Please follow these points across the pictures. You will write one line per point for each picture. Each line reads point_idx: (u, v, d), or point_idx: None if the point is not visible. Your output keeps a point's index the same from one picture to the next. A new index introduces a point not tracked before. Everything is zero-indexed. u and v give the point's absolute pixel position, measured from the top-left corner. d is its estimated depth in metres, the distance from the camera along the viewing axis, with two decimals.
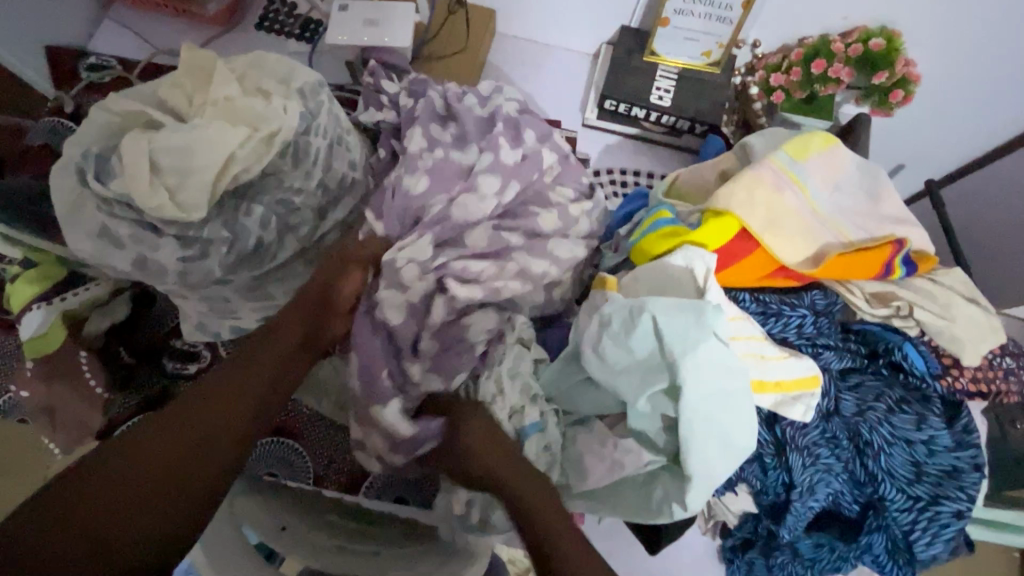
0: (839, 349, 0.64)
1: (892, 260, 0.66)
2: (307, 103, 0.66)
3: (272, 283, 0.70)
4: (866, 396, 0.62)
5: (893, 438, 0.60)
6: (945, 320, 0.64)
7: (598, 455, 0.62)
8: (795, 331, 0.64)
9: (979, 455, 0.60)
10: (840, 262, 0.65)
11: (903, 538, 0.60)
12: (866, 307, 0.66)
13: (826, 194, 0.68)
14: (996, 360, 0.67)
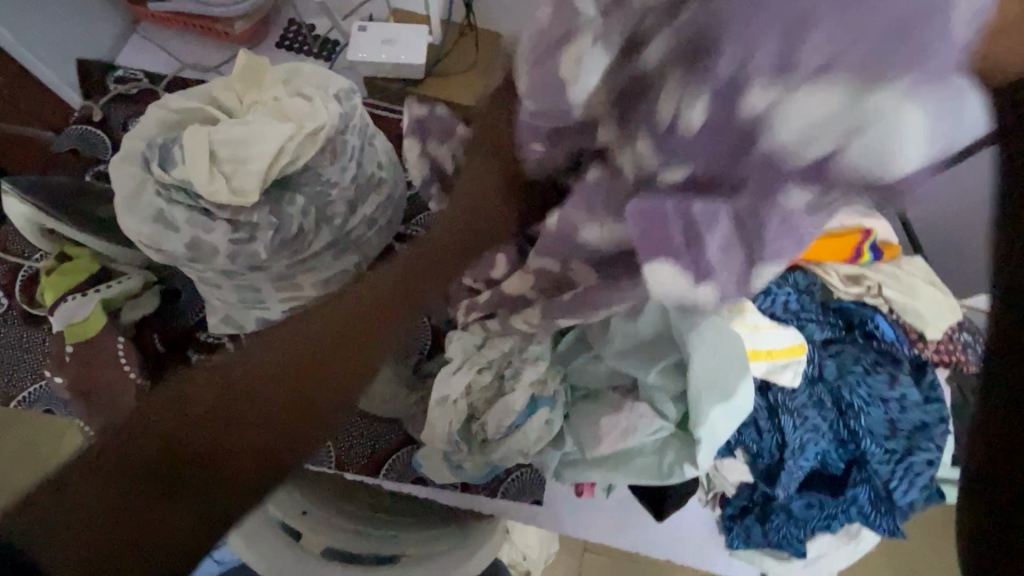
0: (820, 321, 0.72)
1: (861, 246, 0.73)
2: (342, 106, 0.72)
3: (302, 275, 0.76)
4: (846, 361, 0.69)
5: (871, 398, 0.67)
6: (910, 299, 0.73)
7: (612, 420, 0.68)
8: (783, 306, 0.70)
9: (944, 409, 0.68)
10: (822, 242, 0.70)
11: (885, 490, 0.66)
12: (842, 287, 0.73)
13: None
14: (955, 334, 0.76)
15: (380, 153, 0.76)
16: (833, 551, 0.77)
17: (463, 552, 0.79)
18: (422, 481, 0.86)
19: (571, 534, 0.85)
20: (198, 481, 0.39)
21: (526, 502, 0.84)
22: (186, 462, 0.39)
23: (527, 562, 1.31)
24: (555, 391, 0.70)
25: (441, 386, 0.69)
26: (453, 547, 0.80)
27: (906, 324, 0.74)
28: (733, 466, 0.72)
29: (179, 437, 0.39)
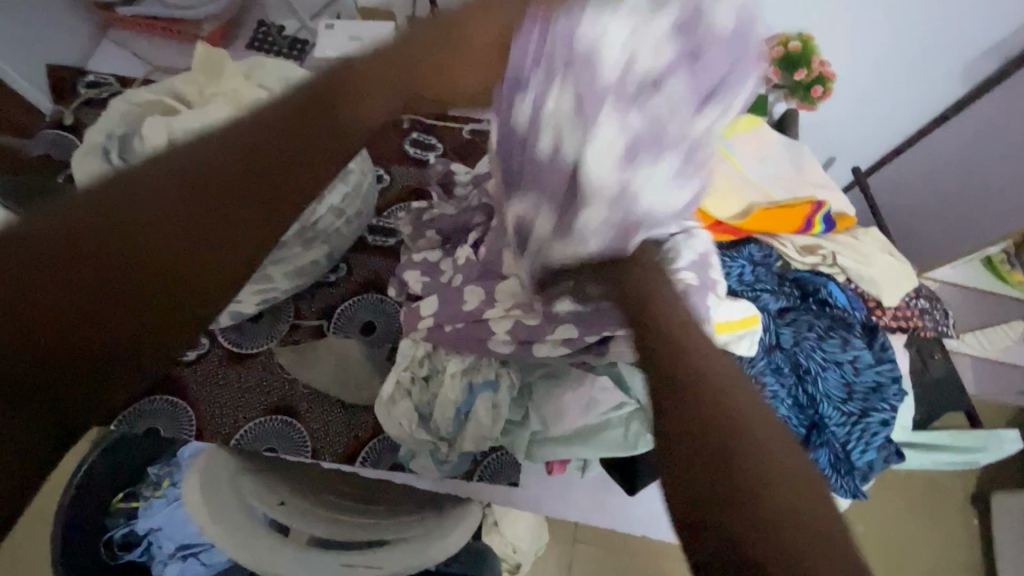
0: (776, 292, 0.74)
1: (812, 217, 0.76)
2: None
3: (270, 267, 0.81)
4: (801, 328, 0.72)
5: (826, 362, 0.69)
6: (864, 265, 0.76)
7: (576, 395, 0.74)
8: (737, 278, 0.74)
9: (897, 370, 0.70)
10: (764, 215, 0.74)
11: (844, 453, 0.67)
12: (797, 256, 0.77)
13: (753, 164, 0.79)
14: (911, 302, 0.78)
15: None
16: None
17: (439, 535, 0.78)
18: (398, 467, 0.85)
19: (550, 515, 0.85)
20: (185, 293, 0.40)
21: (502, 484, 0.85)
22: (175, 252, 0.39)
23: (517, 555, 1.31)
24: (499, 372, 0.74)
25: (384, 391, 0.77)
26: (429, 531, 0.80)
27: (865, 293, 0.77)
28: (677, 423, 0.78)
29: (138, 226, 0.38)
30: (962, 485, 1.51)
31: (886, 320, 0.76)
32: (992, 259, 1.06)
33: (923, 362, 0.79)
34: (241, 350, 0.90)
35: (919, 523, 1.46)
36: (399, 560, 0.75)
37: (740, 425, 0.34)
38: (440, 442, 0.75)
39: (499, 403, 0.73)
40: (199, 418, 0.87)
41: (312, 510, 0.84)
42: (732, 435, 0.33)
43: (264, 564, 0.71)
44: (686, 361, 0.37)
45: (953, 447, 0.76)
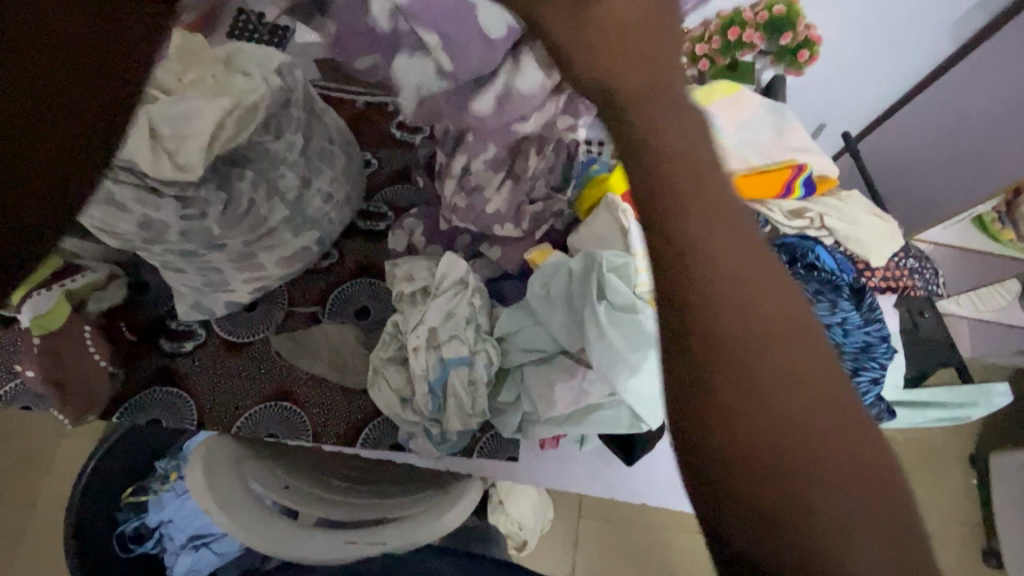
0: None
1: (792, 181, 0.78)
2: (284, 80, 0.74)
3: (260, 252, 0.80)
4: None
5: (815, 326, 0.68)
6: (852, 225, 0.76)
7: (567, 385, 0.74)
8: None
9: (886, 329, 0.70)
10: (743, 182, 0.76)
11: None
12: (785, 221, 0.77)
13: (731, 131, 0.79)
14: (900, 262, 0.79)
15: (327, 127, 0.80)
16: None
17: (441, 510, 0.80)
18: (398, 447, 0.86)
19: (549, 487, 0.87)
20: None
21: (501, 458, 0.86)
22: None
23: (524, 532, 1.32)
24: (490, 353, 0.76)
25: (379, 373, 0.81)
26: (432, 506, 0.82)
27: (854, 255, 0.78)
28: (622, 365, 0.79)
29: None
30: (957, 444, 1.54)
31: (875, 282, 0.77)
32: (983, 218, 1.05)
33: (914, 321, 0.80)
34: (235, 338, 0.91)
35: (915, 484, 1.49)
36: (404, 535, 0.77)
37: (779, 414, 0.31)
38: (433, 423, 0.78)
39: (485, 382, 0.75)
40: (199, 407, 0.87)
41: (316, 495, 0.86)
42: (780, 472, 0.31)
43: (274, 543, 0.73)
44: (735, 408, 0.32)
45: (949, 403, 0.77)
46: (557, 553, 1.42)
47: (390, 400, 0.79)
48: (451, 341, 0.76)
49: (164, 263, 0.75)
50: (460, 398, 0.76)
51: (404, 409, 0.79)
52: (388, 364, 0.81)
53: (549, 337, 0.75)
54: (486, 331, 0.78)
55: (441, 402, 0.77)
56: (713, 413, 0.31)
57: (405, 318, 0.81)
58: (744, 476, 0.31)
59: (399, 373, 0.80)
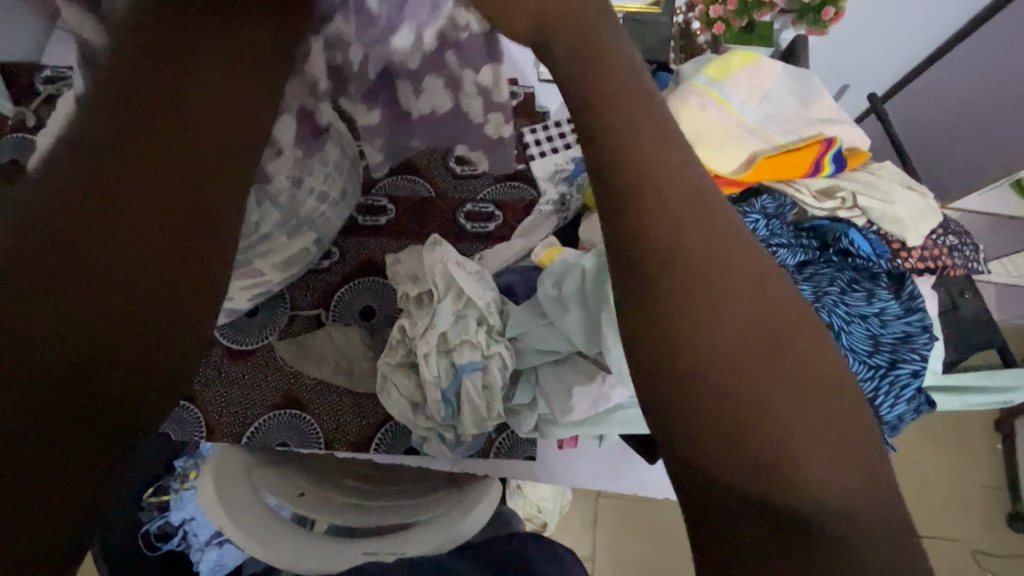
0: (792, 246, 0.69)
1: (822, 158, 0.72)
2: None
3: (258, 258, 0.77)
4: (822, 282, 0.68)
5: (851, 316, 0.65)
6: (887, 203, 0.71)
7: (585, 390, 0.70)
8: (751, 234, 0.68)
9: (927, 318, 0.67)
10: (769, 163, 0.70)
11: (871, 407, 0.64)
12: (815, 204, 0.71)
13: (750, 106, 0.74)
14: (939, 239, 0.74)
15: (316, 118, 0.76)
16: None
17: (458, 517, 0.77)
18: (413, 452, 0.84)
19: (571, 485, 0.84)
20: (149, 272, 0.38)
21: (519, 458, 0.84)
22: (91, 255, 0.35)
23: (543, 515, 1.32)
24: (498, 355, 0.73)
25: (386, 379, 0.77)
26: (449, 512, 0.80)
27: (888, 236, 0.72)
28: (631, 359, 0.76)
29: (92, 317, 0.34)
30: (982, 411, 1.51)
31: (912, 264, 0.71)
32: None
33: (953, 301, 0.76)
34: (240, 346, 0.88)
35: (939, 452, 1.47)
36: (423, 540, 0.76)
37: (750, 368, 0.32)
38: (446, 431, 0.76)
39: (491, 384, 0.72)
40: (208, 418, 0.85)
41: (330, 499, 0.84)
42: (774, 451, 0.30)
43: (289, 558, 0.72)
44: (749, 414, 0.31)
45: (992, 385, 0.73)
46: (576, 534, 1.41)
47: (397, 404, 0.77)
48: (462, 347, 0.73)
49: None
50: (472, 405, 0.73)
51: (417, 417, 0.77)
52: (396, 371, 0.77)
53: (559, 334, 0.72)
54: (498, 331, 0.75)
55: (454, 409, 0.74)
56: (709, 401, 0.32)
57: (412, 322, 0.77)
58: (715, 441, 0.31)
59: (407, 379, 0.77)
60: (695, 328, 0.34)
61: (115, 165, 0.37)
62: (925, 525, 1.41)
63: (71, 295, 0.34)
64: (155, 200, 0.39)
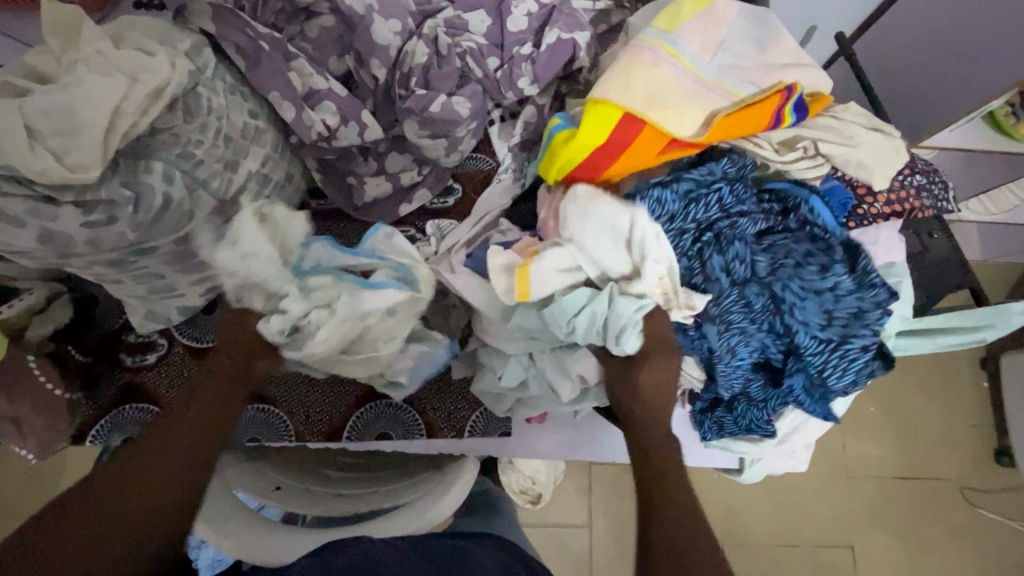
0: (755, 213, 0.66)
1: (782, 109, 0.68)
2: (193, 62, 0.66)
3: (201, 251, 0.73)
4: (778, 255, 0.66)
5: (803, 292, 0.65)
6: (849, 147, 0.69)
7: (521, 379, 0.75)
8: (715, 207, 0.65)
9: (883, 293, 0.64)
10: (728, 121, 0.67)
11: (819, 377, 0.66)
12: (777, 157, 0.70)
13: (706, 58, 0.70)
14: (906, 180, 0.71)
15: (248, 100, 0.72)
16: (802, 424, 0.76)
17: (438, 496, 0.78)
18: (386, 437, 0.83)
19: (550, 457, 0.84)
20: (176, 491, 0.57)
21: (496, 434, 0.83)
22: (139, 505, 0.54)
23: (538, 487, 1.32)
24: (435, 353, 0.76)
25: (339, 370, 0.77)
26: (431, 490, 0.80)
27: (854, 180, 0.71)
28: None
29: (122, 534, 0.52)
30: (969, 350, 1.50)
31: (879, 210, 0.71)
32: (993, 113, 0.96)
33: (922, 243, 0.74)
34: (199, 344, 0.84)
35: (927, 395, 1.48)
36: (395, 525, 0.75)
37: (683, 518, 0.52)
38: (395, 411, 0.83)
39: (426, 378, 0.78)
40: None
41: (308, 489, 0.83)
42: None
43: (276, 553, 0.72)
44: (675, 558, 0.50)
45: (959, 327, 0.71)
46: (573, 501, 1.42)
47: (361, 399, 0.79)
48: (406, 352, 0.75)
49: (96, 278, 0.69)
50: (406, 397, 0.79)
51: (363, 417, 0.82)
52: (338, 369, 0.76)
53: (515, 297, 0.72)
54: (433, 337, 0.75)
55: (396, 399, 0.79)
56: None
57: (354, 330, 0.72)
58: None
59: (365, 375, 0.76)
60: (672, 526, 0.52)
61: (133, 498, 0.54)
62: (916, 467, 1.43)
63: (108, 518, 0.52)
64: (153, 479, 0.56)
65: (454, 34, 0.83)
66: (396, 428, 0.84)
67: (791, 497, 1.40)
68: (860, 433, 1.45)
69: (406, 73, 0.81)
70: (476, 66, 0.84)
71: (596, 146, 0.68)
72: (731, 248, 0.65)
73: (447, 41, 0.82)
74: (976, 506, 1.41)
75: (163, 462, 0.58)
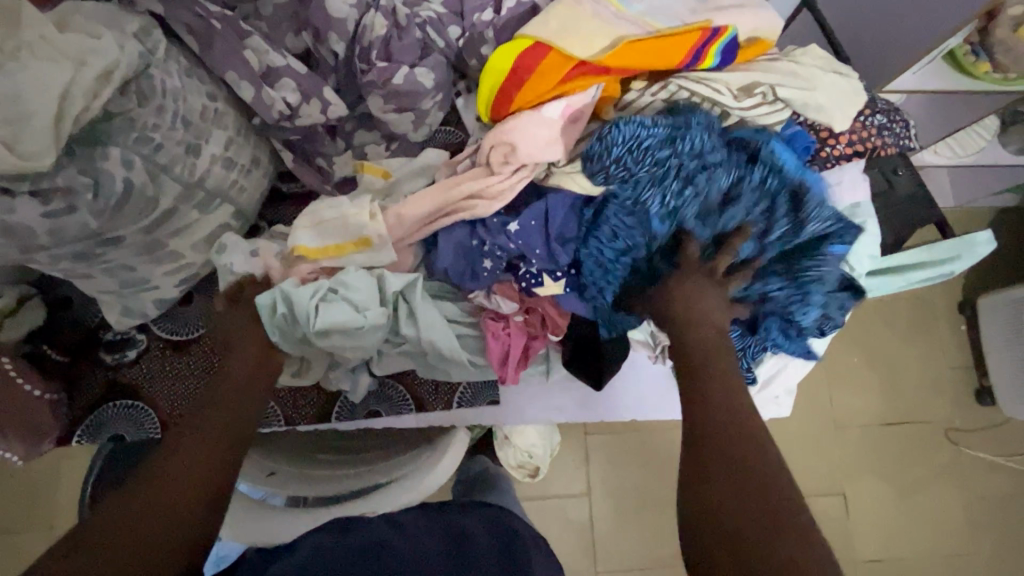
0: (726, 161, 0.67)
1: (698, 45, 0.71)
2: (143, 43, 0.65)
3: (170, 239, 0.72)
4: (749, 202, 0.66)
5: (772, 237, 0.66)
6: (801, 88, 0.70)
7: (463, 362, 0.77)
8: (692, 149, 0.66)
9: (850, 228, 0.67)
10: (631, 50, 0.71)
11: (788, 319, 0.68)
12: (735, 104, 0.71)
13: (635, 0, 0.75)
14: (867, 119, 0.73)
15: (204, 83, 0.71)
16: (782, 367, 0.77)
17: (429, 469, 0.79)
18: (375, 414, 0.83)
19: (538, 420, 0.85)
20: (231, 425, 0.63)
21: (483, 403, 0.83)
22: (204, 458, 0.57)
23: (535, 459, 1.28)
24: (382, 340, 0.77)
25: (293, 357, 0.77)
26: (423, 462, 0.81)
27: (814, 122, 0.72)
28: (552, 291, 0.73)
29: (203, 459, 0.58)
30: (947, 296, 1.53)
31: (840, 150, 0.73)
32: (954, 53, 0.97)
33: (887, 181, 0.76)
34: (178, 336, 0.83)
35: (908, 342, 1.51)
36: (391, 499, 0.76)
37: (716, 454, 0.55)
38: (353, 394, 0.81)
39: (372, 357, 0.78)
40: (160, 415, 0.81)
41: (298, 473, 0.83)
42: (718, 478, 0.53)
43: (274, 535, 0.74)
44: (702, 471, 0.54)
45: (915, 263, 0.74)
46: (572, 472, 1.41)
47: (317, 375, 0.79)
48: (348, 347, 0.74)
49: (65, 274, 0.68)
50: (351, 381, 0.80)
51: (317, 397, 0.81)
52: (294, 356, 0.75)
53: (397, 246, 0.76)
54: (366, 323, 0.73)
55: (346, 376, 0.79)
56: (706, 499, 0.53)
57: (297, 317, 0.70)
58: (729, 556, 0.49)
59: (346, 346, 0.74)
60: (705, 451, 0.56)
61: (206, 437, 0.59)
62: (902, 411, 1.47)
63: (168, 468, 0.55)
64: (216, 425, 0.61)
65: (411, 4, 0.82)
66: (385, 405, 0.83)
67: (782, 448, 1.43)
68: (846, 384, 1.48)
69: (366, 46, 0.80)
70: (437, 35, 0.83)
71: (508, 69, 0.73)
72: (703, 188, 0.66)
73: (405, 12, 0.80)
74: (961, 447, 1.46)
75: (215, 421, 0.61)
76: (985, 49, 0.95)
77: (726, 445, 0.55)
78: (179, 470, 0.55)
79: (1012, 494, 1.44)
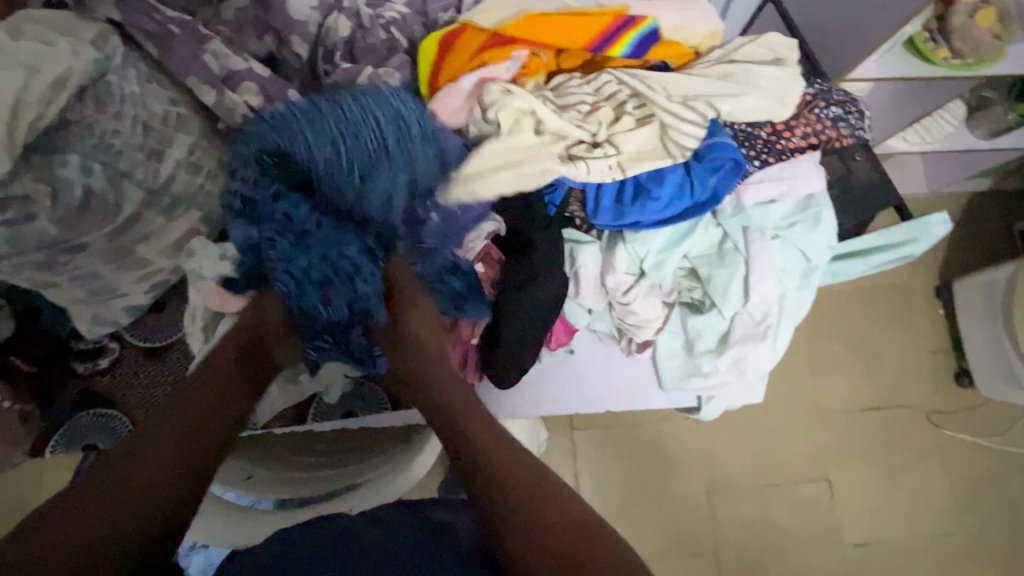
0: (398, 150, 0.70)
1: (608, 22, 0.78)
2: (101, 51, 0.66)
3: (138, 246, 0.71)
4: (414, 184, 0.71)
5: (410, 209, 0.71)
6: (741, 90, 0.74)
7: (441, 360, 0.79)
8: (397, 133, 0.71)
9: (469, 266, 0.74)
10: (542, 22, 0.77)
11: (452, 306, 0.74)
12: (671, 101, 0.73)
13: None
14: (822, 112, 0.77)
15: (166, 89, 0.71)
16: (754, 352, 0.77)
17: (405, 466, 0.80)
18: (350, 414, 0.84)
19: (516, 416, 0.85)
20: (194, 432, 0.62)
21: None
22: (150, 482, 0.56)
23: None
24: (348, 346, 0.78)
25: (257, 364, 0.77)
26: (401, 461, 0.82)
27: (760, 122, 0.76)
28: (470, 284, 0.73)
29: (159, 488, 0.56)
30: (923, 282, 1.55)
31: (795, 142, 0.76)
32: (914, 41, 0.98)
33: (845, 167, 0.78)
34: (152, 344, 0.82)
35: (886, 328, 1.53)
36: (367, 497, 0.76)
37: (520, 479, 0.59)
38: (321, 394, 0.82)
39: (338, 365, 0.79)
40: (134, 421, 0.80)
41: (277, 476, 0.83)
42: (511, 479, 0.58)
43: (254, 536, 0.74)
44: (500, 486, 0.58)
45: (880, 247, 0.78)
46: (560, 467, 1.42)
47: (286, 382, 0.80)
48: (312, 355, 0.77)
49: (31, 283, 0.68)
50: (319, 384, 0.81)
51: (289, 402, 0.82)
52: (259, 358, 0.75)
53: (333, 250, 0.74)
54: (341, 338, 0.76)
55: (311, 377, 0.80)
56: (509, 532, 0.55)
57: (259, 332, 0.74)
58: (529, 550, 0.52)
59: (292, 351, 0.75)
60: (506, 466, 0.60)
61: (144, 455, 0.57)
62: (883, 396, 1.49)
63: (118, 496, 0.53)
64: (168, 448, 0.58)
65: (375, 5, 0.82)
66: (359, 404, 0.85)
67: (766, 436, 1.45)
68: (827, 371, 1.49)
69: (330, 48, 0.80)
70: (401, 35, 0.83)
71: (433, 47, 0.79)
72: (642, 181, 0.75)
73: (368, 13, 0.81)
74: (941, 429, 1.48)
75: (185, 417, 0.62)
76: (943, 36, 0.96)
77: (500, 455, 0.61)
78: (143, 476, 0.56)
79: (992, 474, 1.46)
